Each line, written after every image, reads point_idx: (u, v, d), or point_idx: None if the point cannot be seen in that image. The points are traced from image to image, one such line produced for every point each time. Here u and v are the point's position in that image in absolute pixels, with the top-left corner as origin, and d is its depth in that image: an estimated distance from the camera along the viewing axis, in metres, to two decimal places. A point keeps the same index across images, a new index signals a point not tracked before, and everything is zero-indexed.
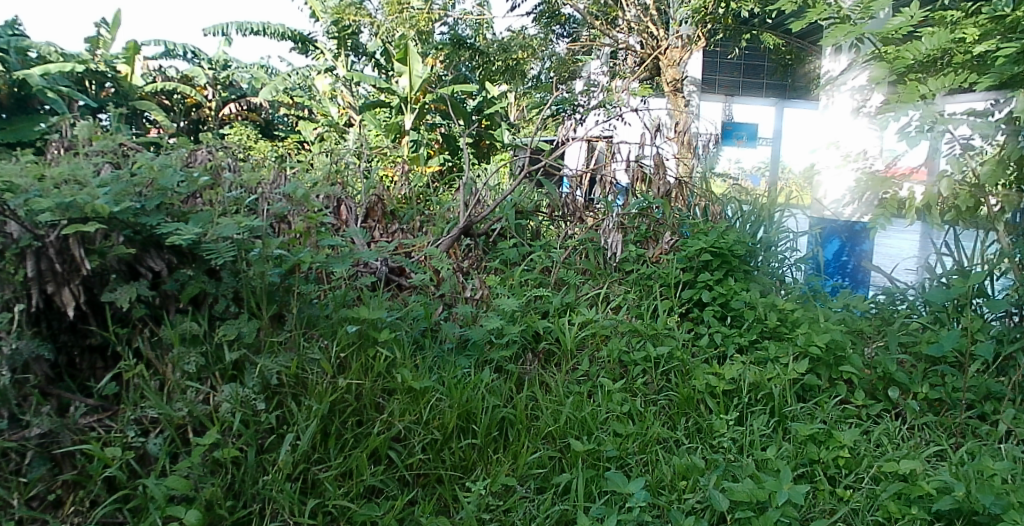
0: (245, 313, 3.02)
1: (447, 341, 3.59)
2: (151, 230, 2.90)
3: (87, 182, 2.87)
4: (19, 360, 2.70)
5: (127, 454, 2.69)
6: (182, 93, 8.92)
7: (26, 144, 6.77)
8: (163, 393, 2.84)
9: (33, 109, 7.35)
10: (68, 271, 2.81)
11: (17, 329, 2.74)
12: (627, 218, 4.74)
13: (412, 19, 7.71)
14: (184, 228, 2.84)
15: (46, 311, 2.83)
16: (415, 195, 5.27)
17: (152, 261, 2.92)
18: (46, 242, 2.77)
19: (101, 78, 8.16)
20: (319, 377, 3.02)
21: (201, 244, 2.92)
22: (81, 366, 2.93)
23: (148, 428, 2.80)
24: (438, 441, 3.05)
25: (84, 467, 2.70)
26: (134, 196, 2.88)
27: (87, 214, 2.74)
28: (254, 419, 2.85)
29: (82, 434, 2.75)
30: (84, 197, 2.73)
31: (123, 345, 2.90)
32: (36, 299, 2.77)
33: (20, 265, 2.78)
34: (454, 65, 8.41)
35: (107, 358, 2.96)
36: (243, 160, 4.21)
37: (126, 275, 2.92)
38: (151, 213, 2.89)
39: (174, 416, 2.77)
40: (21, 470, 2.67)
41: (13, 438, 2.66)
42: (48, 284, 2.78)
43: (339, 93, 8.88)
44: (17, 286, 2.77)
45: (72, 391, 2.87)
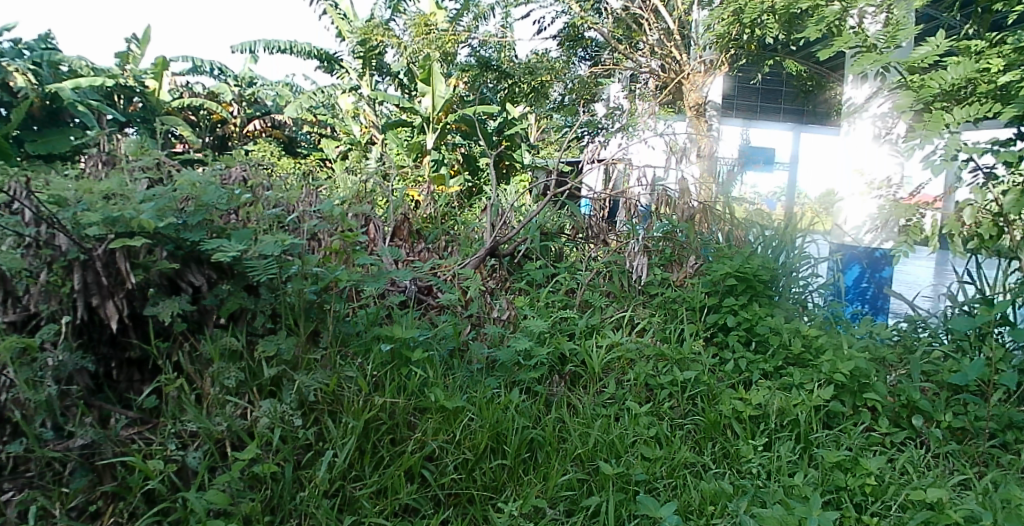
0: (283, 329, 3.03)
1: (475, 362, 3.60)
2: (194, 245, 2.92)
3: (131, 196, 2.90)
4: (64, 371, 2.73)
5: (168, 468, 2.69)
6: (208, 109, 8.93)
7: (57, 157, 7.07)
8: (204, 407, 2.84)
9: (64, 123, 7.67)
10: (112, 285, 2.82)
11: (64, 343, 2.77)
12: (652, 242, 4.78)
13: (438, 40, 7.79)
14: (228, 244, 2.85)
15: (93, 322, 2.84)
16: (440, 214, 5.35)
17: (194, 276, 2.92)
18: (93, 255, 2.79)
19: (130, 93, 8.31)
20: (354, 395, 3.02)
21: (244, 260, 2.94)
22: (119, 378, 2.92)
23: (187, 442, 2.79)
24: (469, 461, 3.05)
25: (125, 479, 2.70)
26: (175, 212, 2.92)
27: (133, 228, 2.78)
28: (292, 435, 2.85)
29: (123, 446, 2.74)
30: (131, 213, 2.77)
31: (165, 359, 2.90)
32: (82, 312, 2.78)
33: (66, 278, 2.80)
34: (475, 86, 8.47)
35: (145, 372, 2.95)
36: (277, 177, 4.26)
37: (167, 290, 2.91)
38: (192, 228, 2.91)
39: (214, 430, 2.77)
40: (63, 480, 2.67)
41: (57, 448, 2.67)
42: (93, 297, 2.79)
43: (362, 112, 8.79)
44: (63, 298, 2.80)
45: (112, 403, 2.87)
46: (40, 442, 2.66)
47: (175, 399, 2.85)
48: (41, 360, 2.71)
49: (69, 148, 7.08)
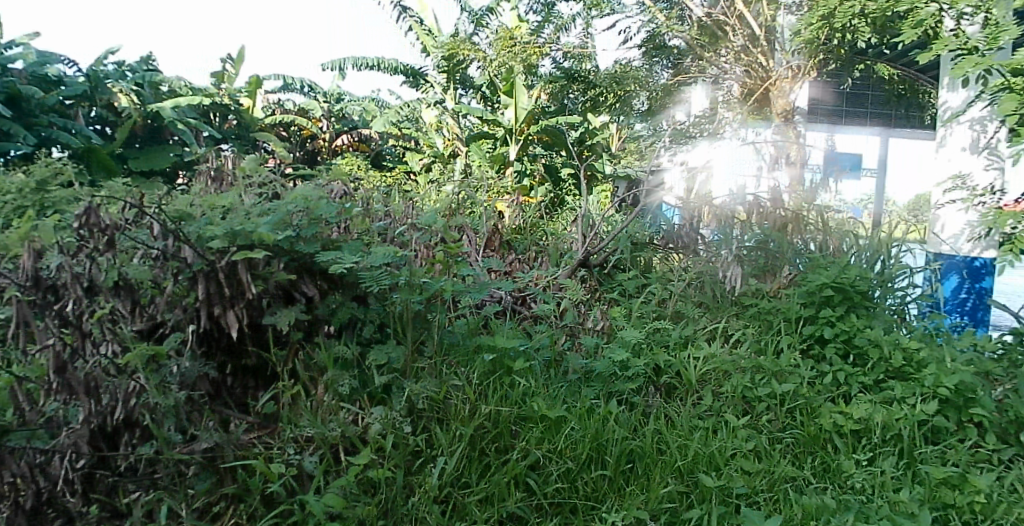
0: (392, 338, 3.24)
1: (572, 372, 3.62)
2: (308, 256, 3.11)
3: (250, 212, 3.11)
4: (189, 377, 2.92)
5: (288, 472, 2.81)
6: (300, 125, 9.31)
7: (157, 172, 7.69)
8: (320, 413, 2.98)
9: (164, 139, 8.29)
10: (233, 294, 2.99)
11: (189, 350, 2.98)
12: (745, 251, 4.67)
13: (523, 52, 8.17)
14: (344, 256, 3.03)
15: (213, 331, 3.05)
16: (528, 224, 5.44)
17: (307, 287, 3.11)
18: (216, 266, 2.95)
19: (225, 111, 8.77)
20: (461, 402, 3.13)
21: (357, 272, 3.10)
22: (235, 385, 3.14)
23: (304, 446, 2.91)
24: (572, 471, 3.09)
25: (246, 482, 2.84)
26: (291, 225, 3.08)
27: (254, 241, 2.95)
28: (403, 441, 2.95)
29: (244, 449, 2.89)
30: (251, 226, 2.94)
31: (281, 366, 3.11)
32: (205, 321, 2.97)
33: (191, 289, 3.00)
34: (558, 96, 8.60)
35: (260, 378, 3.19)
36: (377, 193, 4.45)
37: (283, 300, 3.13)
38: (306, 241, 3.08)
39: (329, 435, 2.90)
40: (188, 481, 2.82)
41: (184, 450, 2.81)
42: (215, 307, 2.95)
43: (446, 125, 8.92)
44: (188, 308, 3.00)
45: (230, 407, 3.09)
46: (169, 444, 2.82)
47: (289, 405, 3.04)
48: (169, 367, 2.90)
49: (169, 164, 7.70)
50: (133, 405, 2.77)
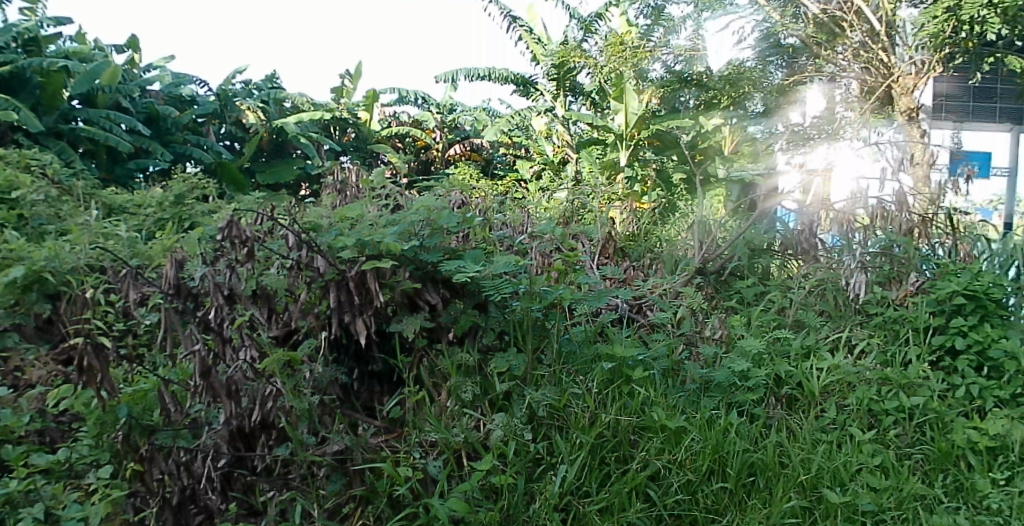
0: (511, 345, 3.42)
1: (690, 382, 3.56)
2: (431, 266, 3.31)
3: (379, 223, 3.33)
4: (322, 382, 3.17)
5: (414, 475, 2.98)
6: (414, 136, 9.59)
7: (282, 185, 8.41)
8: (443, 418, 3.15)
9: (287, 153, 8.94)
10: (362, 302, 3.17)
11: (321, 356, 3.23)
12: (869, 257, 4.42)
13: (632, 57, 8.15)
14: (467, 265, 3.23)
15: (343, 339, 3.29)
16: (642, 231, 5.44)
17: (430, 295, 3.30)
18: (347, 275, 3.15)
19: (344, 124, 9.21)
20: (582, 410, 3.23)
21: (480, 280, 3.31)
22: (361, 391, 3.36)
23: (428, 450, 3.08)
24: (692, 483, 3.08)
25: (374, 483, 3.02)
26: (416, 235, 3.31)
27: (381, 251, 3.17)
28: (524, 448, 3.08)
29: (373, 452, 3.08)
30: (378, 237, 3.15)
31: (407, 371, 3.29)
32: (336, 328, 3.17)
33: (322, 298, 3.21)
34: (669, 100, 8.29)
35: (385, 384, 3.40)
36: (494, 204, 4.60)
37: (407, 307, 3.30)
38: (429, 251, 3.29)
39: (452, 440, 3.06)
40: (320, 483, 3.02)
41: (317, 453, 3.02)
42: (346, 314, 3.14)
43: (555, 131, 9.07)
44: (319, 316, 3.22)
45: (358, 411, 3.30)
46: (303, 446, 3.05)
47: (414, 409, 3.20)
48: (303, 372, 3.13)
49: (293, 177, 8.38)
50: (269, 408, 2.97)
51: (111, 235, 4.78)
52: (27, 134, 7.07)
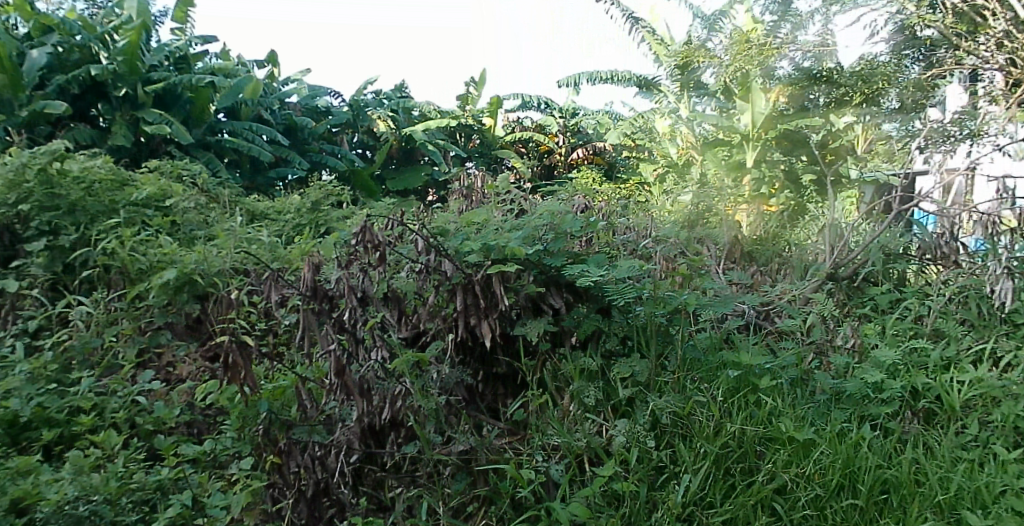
0: (635, 351, 3.44)
1: (821, 392, 3.46)
2: (555, 270, 3.41)
3: (505, 228, 3.48)
4: (448, 383, 3.28)
5: (536, 478, 3.02)
6: (537, 141, 9.81)
7: (409, 191, 8.83)
8: (566, 422, 3.20)
9: (416, 160, 9.27)
10: (488, 306, 3.29)
11: (448, 358, 3.35)
12: (1017, 262, 4.16)
13: (755, 53, 6.81)
14: (590, 270, 3.33)
15: (469, 341, 3.38)
16: (771, 234, 5.27)
17: (554, 299, 3.39)
18: (473, 279, 3.30)
19: (469, 131, 9.72)
20: (705, 419, 3.18)
21: (603, 285, 3.38)
22: (486, 392, 3.45)
23: (551, 453, 3.12)
24: (821, 498, 2.97)
25: (497, 485, 3.08)
26: (540, 240, 3.43)
27: (506, 254, 3.32)
28: (647, 455, 3.07)
29: (497, 453, 3.14)
30: (504, 241, 3.32)
31: (530, 375, 3.38)
32: (462, 330, 3.31)
33: (450, 301, 3.36)
34: (797, 98, 6.86)
35: (509, 387, 3.48)
36: (618, 209, 4.62)
37: (532, 311, 3.43)
38: (553, 255, 3.41)
39: (575, 444, 3.09)
40: (446, 482, 3.11)
41: (443, 452, 3.11)
42: (472, 317, 3.28)
43: (679, 133, 8.37)
44: (445, 319, 3.35)
45: (483, 413, 3.40)
46: (430, 445, 3.15)
47: (537, 412, 3.27)
48: (430, 373, 3.29)
49: (420, 184, 8.77)
50: (398, 406, 3.14)
51: (253, 241, 5.07)
52: (178, 147, 7.63)
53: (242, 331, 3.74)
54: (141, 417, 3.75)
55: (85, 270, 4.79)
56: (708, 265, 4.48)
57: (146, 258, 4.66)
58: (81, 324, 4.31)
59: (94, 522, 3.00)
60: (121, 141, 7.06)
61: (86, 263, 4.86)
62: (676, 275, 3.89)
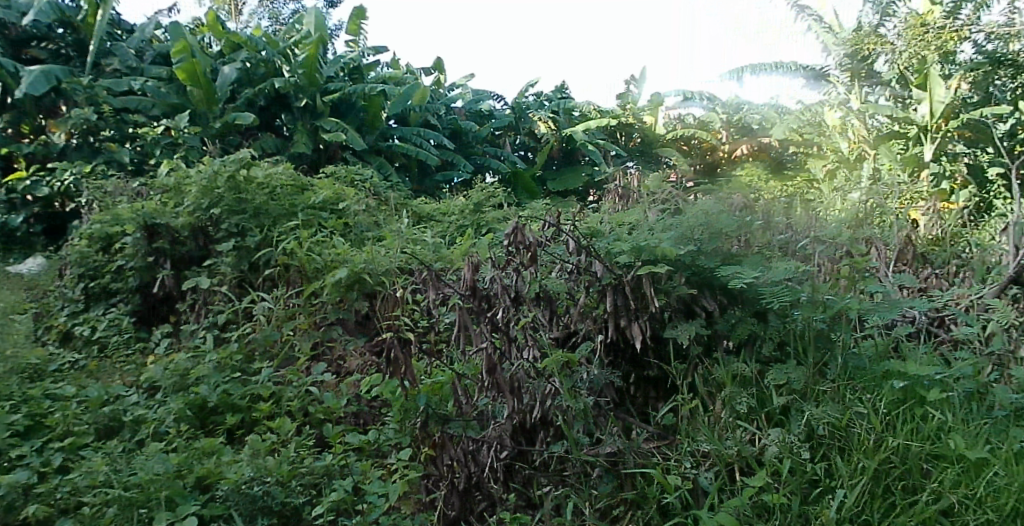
0: (792, 358, 3.25)
1: (999, 409, 3.23)
2: (708, 272, 3.35)
3: (656, 229, 3.48)
4: (597, 384, 3.27)
5: (684, 485, 2.95)
6: (700, 138, 9.85)
7: (571, 191, 9.05)
8: (717, 429, 3.10)
9: (577, 160, 9.56)
10: (638, 308, 3.32)
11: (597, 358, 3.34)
12: None
13: (937, 40, 8.10)
14: (744, 270, 3.24)
15: (619, 342, 3.39)
16: (949, 234, 4.88)
17: (707, 302, 3.33)
18: (623, 280, 3.30)
19: (629, 130, 9.98)
20: (866, 432, 2.99)
21: (758, 288, 3.27)
22: (637, 394, 3.44)
23: (700, 461, 3.03)
24: (992, 523, 2.75)
25: (643, 489, 3.04)
26: (692, 241, 3.38)
27: (657, 256, 3.30)
28: (801, 467, 2.92)
29: (645, 457, 3.10)
30: (655, 242, 3.31)
31: (681, 378, 3.31)
32: (612, 331, 3.32)
33: (600, 302, 3.39)
34: (981, 84, 8.34)
35: (661, 390, 3.44)
36: (777, 208, 4.45)
37: (684, 314, 3.38)
38: (707, 255, 3.35)
39: (725, 453, 2.99)
40: (593, 483, 3.11)
41: (590, 453, 3.10)
42: (622, 318, 3.30)
43: (850, 126, 8.47)
44: (596, 319, 3.38)
45: (633, 415, 3.38)
46: (578, 446, 3.15)
47: (687, 418, 3.20)
48: (580, 373, 3.28)
49: (582, 184, 8.99)
50: (548, 406, 3.17)
51: (419, 241, 5.29)
52: (353, 153, 8.06)
53: (405, 328, 3.91)
54: (312, 406, 4.00)
55: (267, 269, 5.15)
56: (873, 266, 4.11)
57: (322, 258, 4.92)
58: (263, 318, 4.66)
59: (267, 502, 3.22)
60: (303, 148, 7.58)
61: (268, 262, 5.20)
62: (838, 277, 3.69)
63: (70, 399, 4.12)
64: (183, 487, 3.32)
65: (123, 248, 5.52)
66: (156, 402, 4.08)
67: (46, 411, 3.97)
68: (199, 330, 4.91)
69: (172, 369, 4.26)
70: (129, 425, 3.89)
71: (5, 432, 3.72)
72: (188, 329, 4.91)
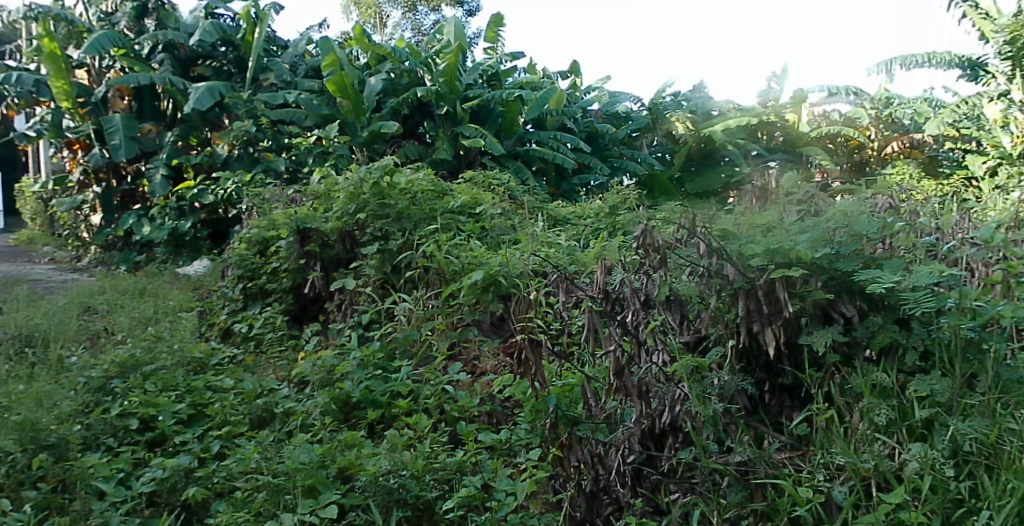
0: (937, 369, 3.07)
1: None
2: (847, 275, 3.16)
3: (789, 228, 3.28)
4: (727, 391, 3.15)
5: (816, 497, 2.84)
6: (846, 136, 9.63)
7: (709, 191, 8.98)
8: (853, 441, 2.97)
9: (715, 160, 9.41)
10: (771, 312, 3.16)
11: (728, 364, 3.23)
12: None
13: None
14: (884, 276, 3.04)
15: (753, 348, 3.23)
16: None
17: (846, 307, 3.15)
18: (756, 284, 3.16)
19: (771, 128, 9.83)
20: (1017, 450, 2.79)
21: (898, 293, 3.11)
22: (771, 402, 3.29)
23: (834, 474, 2.91)
24: None
25: (775, 501, 2.92)
26: (830, 242, 3.20)
27: (791, 259, 3.11)
28: (943, 486, 2.78)
29: (776, 468, 2.99)
30: (789, 244, 3.12)
31: (817, 387, 3.17)
32: (744, 336, 3.19)
33: (732, 305, 3.24)
34: None
35: (796, 399, 3.28)
36: (925, 207, 4.22)
37: (821, 320, 3.20)
38: (846, 259, 3.17)
39: (861, 467, 2.86)
40: (721, 492, 3.02)
41: (719, 461, 3.05)
42: (754, 323, 3.16)
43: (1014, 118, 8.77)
44: (728, 323, 3.24)
45: (765, 424, 3.25)
46: (706, 453, 3.09)
47: (823, 429, 3.08)
48: (710, 379, 3.18)
49: (720, 184, 8.98)
50: (677, 411, 3.15)
51: (553, 244, 5.35)
52: (492, 158, 8.25)
53: (539, 330, 3.97)
54: (448, 404, 4.12)
55: (408, 271, 5.35)
56: None
57: (459, 260, 4.98)
58: (404, 319, 4.90)
59: (403, 494, 3.31)
60: (444, 154, 7.84)
61: (409, 264, 5.39)
62: (990, 282, 3.44)
63: (228, 391, 4.48)
64: (327, 476, 3.48)
65: (278, 251, 5.93)
66: (305, 395, 4.35)
67: (207, 401, 4.33)
68: (345, 328, 5.19)
69: (320, 365, 4.54)
70: (279, 417, 4.17)
71: (171, 419, 4.09)
72: (336, 327, 5.20)
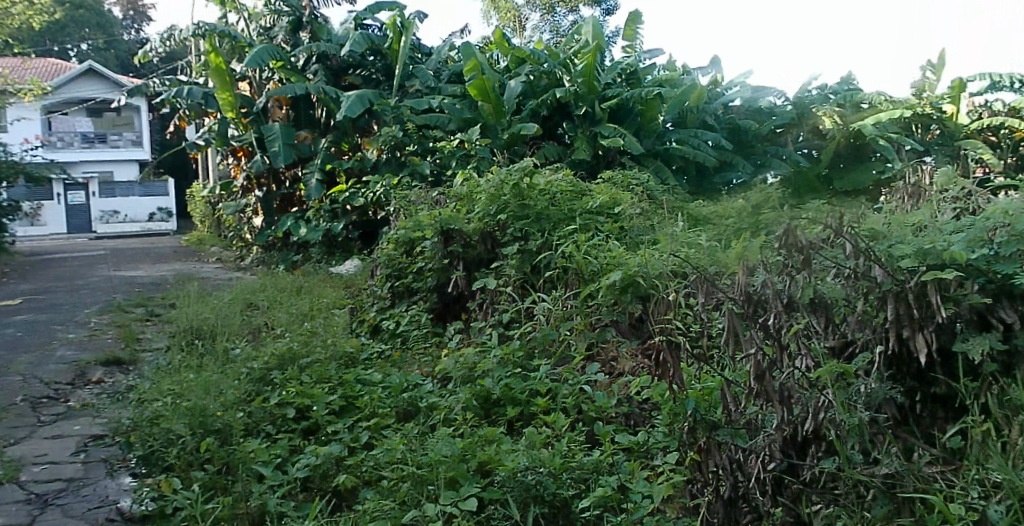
0: None
1: None
2: (1007, 277, 3.01)
3: (943, 230, 3.24)
4: (874, 400, 3.02)
5: (969, 516, 2.66)
6: (1010, 127, 9.27)
7: (861, 190, 8.86)
8: (1013, 457, 2.79)
9: (868, 157, 9.16)
10: (923, 317, 3.01)
11: (876, 371, 3.07)
12: None
13: None
14: None
15: (903, 354, 3.08)
16: None
17: (1005, 312, 3.00)
18: (906, 287, 3.03)
19: (927, 121, 9.42)
20: None
21: None
22: (923, 413, 3.12)
23: (990, 492, 2.74)
24: None
25: (923, 517, 2.78)
26: (988, 243, 3.07)
27: (945, 260, 3.03)
28: None
29: (926, 482, 2.87)
30: (942, 245, 3.05)
31: (973, 398, 3.01)
32: (894, 342, 3.03)
33: (881, 309, 3.08)
34: None
35: (950, 410, 3.11)
36: None
37: (977, 325, 3.05)
38: (1005, 260, 3.02)
39: (1020, 485, 2.67)
40: (865, 504, 2.88)
41: (864, 472, 2.89)
42: (904, 328, 3.02)
43: None
44: (877, 327, 3.08)
45: (916, 436, 3.08)
46: (851, 463, 2.93)
47: (979, 443, 2.91)
48: (856, 386, 3.05)
49: (873, 182, 8.79)
50: (821, 418, 2.96)
51: (693, 244, 5.24)
52: (632, 158, 8.24)
53: (678, 333, 3.97)
54: (585, 403, 4.16)
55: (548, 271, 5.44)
56: None
57: (599, 261, 5.01)
58: (543, 318, 4.99)
59: (541, 490, 3.35)
60: (583, 154, 7.88)
61: (549, 265, 5.49)
62: None
63: (376, 384, 4.72)
64: (467, 469, 3.61)
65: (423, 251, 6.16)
66: (448, 391, 4.52)
67: (357, 393, 4.59)
68: (487, 327, 5.34)
69: (461, 362, 4.71)
70: (423, 410, 4.35)
71: (324, 410, 4.36)
72: (477, 325, 5.36)
